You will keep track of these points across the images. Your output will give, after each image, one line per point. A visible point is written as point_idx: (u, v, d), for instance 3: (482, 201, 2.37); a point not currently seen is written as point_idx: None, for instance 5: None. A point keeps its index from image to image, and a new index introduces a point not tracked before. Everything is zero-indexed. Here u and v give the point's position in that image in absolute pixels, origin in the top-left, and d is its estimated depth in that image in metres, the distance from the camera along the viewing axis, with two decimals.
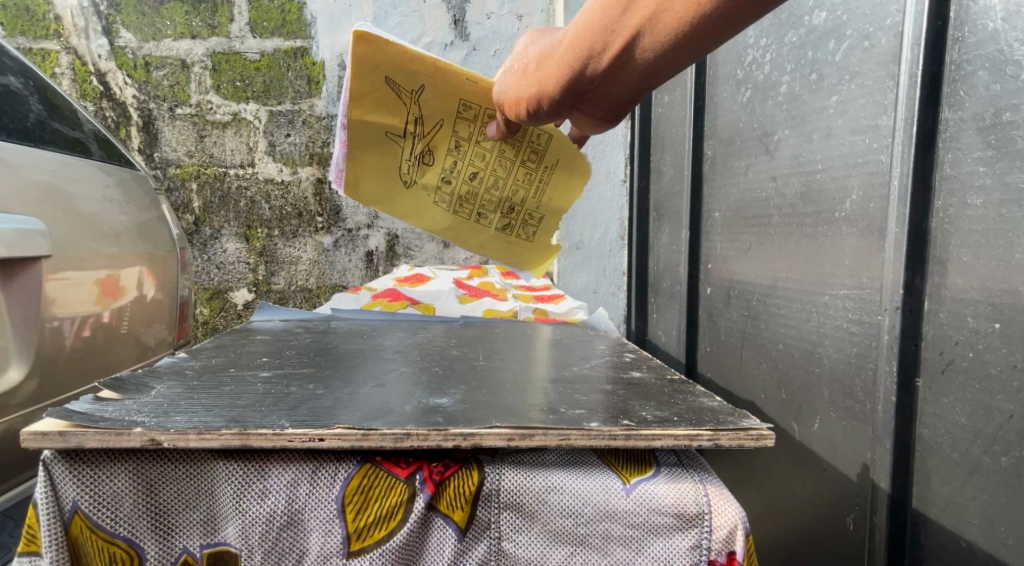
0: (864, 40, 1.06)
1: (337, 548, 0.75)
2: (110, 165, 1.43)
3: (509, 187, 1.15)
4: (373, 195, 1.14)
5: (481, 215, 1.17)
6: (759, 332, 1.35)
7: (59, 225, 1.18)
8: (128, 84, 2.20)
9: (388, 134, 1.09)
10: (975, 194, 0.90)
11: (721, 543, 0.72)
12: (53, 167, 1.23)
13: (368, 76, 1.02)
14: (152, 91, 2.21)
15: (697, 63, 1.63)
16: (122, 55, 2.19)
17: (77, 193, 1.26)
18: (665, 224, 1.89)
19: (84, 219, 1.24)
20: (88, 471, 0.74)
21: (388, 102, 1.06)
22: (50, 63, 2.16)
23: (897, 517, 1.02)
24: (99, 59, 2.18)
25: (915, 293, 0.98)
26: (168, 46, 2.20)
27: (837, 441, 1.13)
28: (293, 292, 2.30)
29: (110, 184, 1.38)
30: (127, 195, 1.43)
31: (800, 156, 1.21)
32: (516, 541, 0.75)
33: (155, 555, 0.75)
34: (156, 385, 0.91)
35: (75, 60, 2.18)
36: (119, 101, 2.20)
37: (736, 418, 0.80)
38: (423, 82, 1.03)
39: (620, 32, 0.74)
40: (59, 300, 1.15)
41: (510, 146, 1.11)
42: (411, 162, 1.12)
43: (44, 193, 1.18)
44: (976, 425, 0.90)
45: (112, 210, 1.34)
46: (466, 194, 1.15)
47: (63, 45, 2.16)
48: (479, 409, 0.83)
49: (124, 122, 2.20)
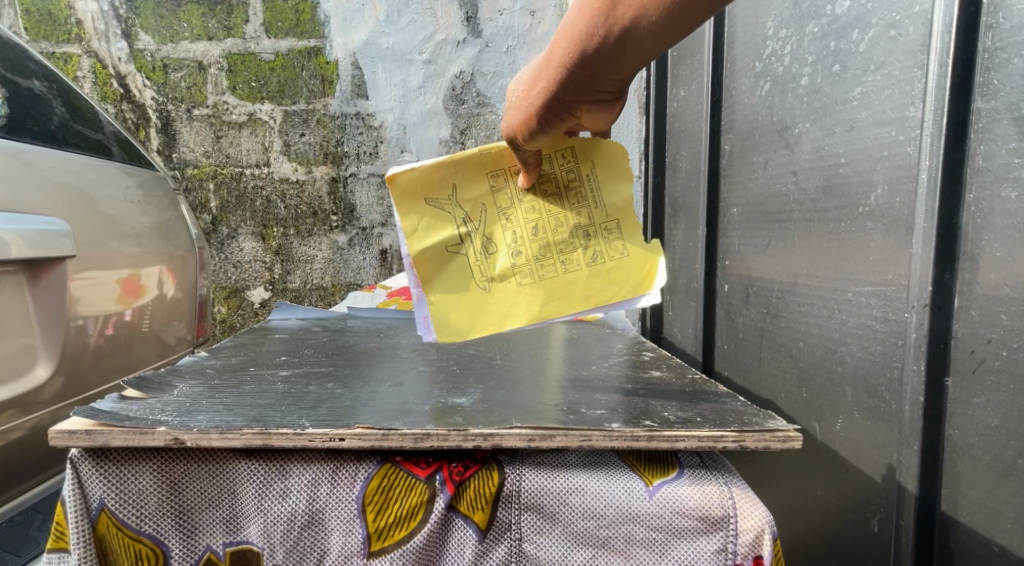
0: (891, 29, 1.04)
1: (358, 548, 0.74)
2: (131, 166, 1.44)
3: (572, 215, 0.97)
4: (463, 325, 0.95)
5: (565, 265, 0.97)
6: (779, 330, 1.33)
7: (84, 226, 1.19)
8: (146, 86, 2.21)
9: (449, 249, 0.96)
10: (1010, 187, 0.88)
11: (748, 547, 0.71)
12: (77, 169, 1.24)
13: (409, 211, 0.95)
14: (170, 93, 2.22)
15: (715, 58, 1.61)
16: (141, 57, 2.20)
17: (101, 194, 1.27)
18: (681, 221, 1.87)
19: (107, 220, 1.25)
20: (114, 469, 0.75)
21: (432, 219, 0.96)
22: (72, 66, 2.18)
23: (925, 520, 1.00)
24: (119, 62, 2.20)
25: (945, 289, 0.96)
26: (185, 47, 2.21)
27: (861, 441, 1.11)
28: (308, 290, 2.31)
29: (131, 185, 1.39)
30: (147, 196, 1.43)
31: (821, 149, 1.19)
32: (537, 543, 0.74)
33: (180, 553, 0.75)
34: (178, 384, 0.91)
35: (96, 63, 2.19)
36: (138, 103, 2.22)
37: (762, 419, 0.79)
38: (451, 181, 0.95)
39: (612, 26, 0.72)
40: (82, 299, 1.16)
41: (546, 182, 0.97)
42: (481, 256, 0.97)
43: (68, 195, 1.19)
44: (1010, 426, 0.88)
45: (133, 210, 1.35)
46: (545, 246, 0.97)
47: (85, 49, 2.18)
48: (499, 409, 0.83)
49: (143, 123, 2.22)
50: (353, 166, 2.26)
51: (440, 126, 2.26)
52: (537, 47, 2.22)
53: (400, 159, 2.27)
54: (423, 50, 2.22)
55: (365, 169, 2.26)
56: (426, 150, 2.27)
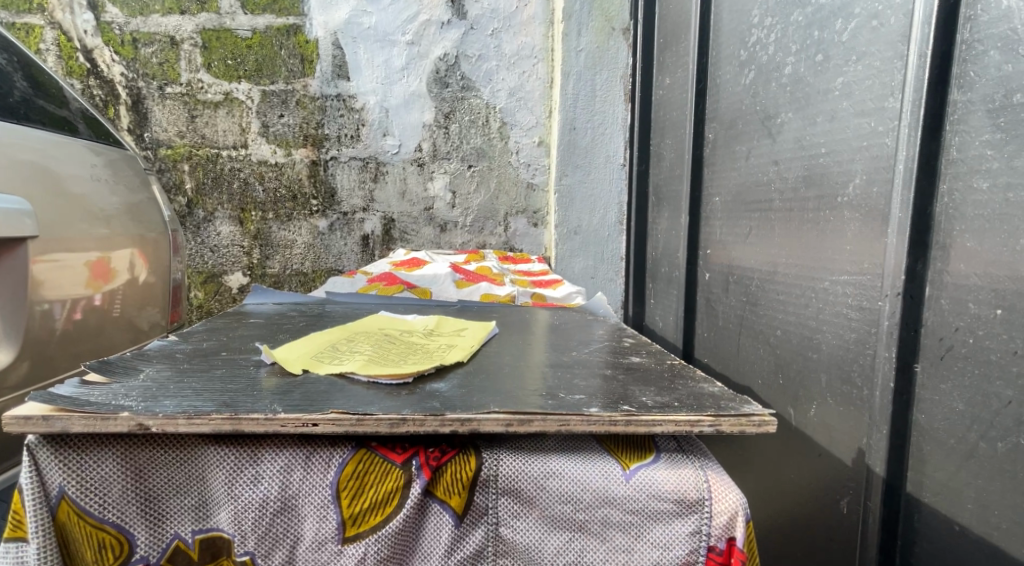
0: (873, 19, 1.05)
1: (332, 533, 0.74)
2: (98, 145, 1.41)
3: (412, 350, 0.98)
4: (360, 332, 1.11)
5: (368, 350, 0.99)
6: (758, 318, 1.35)
7: (47, 206, 1.16)
8: (116, 62, 2.17)
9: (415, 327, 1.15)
10: (982, 177, 0.89)
11: (721, 529, 0.72)
12: (40, 146, 1.21)
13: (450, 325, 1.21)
14: (140, 69, 2.17)
15: (700, 45, 1.61)
16: (109, 31, 2.16)
17: (67, 173, 1.25)
18: (664, 210, 1.88)
19: (72, 201, 1.23)
20: (75, 457, 0.73)
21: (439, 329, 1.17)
22: (34, 38, 2.12)
23: (892, 501, 1.02)
24: (85, 35, 2.15)
25: (917, 279, 0.97)
26: (157, 22, 2.17)
27: (834, 427, 1.13)
28: (288, 276, 2.28)
29: (99, 164, 1.37)
30: (116, 176, 1.41)
31: (803, 139, 1.20)
32: (514, 527, 0.75)
33: (146, 541, 0.75)
34: (145, 368, 0.90)
35: (60, 35, 2.14)
36: (106, 79, 2.17)
37: (738, 404, 0.80)
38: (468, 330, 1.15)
39: None
40: (48, 282, 1.14)
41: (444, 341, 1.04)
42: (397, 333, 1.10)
43: (31, 173, 1.16)
44: (973, 411, 0.90)
45: (101, 191, 1.33)
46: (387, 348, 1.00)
47: (47, 20, 2.13)
48: (476, 394, 0.83)
49: (112, 100, 2.17)
50: (334, 149, 2.24)
51: (424, 109, 2.24)
52: (523, 31, 2.23)
53: (382, 143, 2.24)
54: (407, 31, 2.21)
55: (346, 153, 2.24)
56: (409, 134, 2.25)
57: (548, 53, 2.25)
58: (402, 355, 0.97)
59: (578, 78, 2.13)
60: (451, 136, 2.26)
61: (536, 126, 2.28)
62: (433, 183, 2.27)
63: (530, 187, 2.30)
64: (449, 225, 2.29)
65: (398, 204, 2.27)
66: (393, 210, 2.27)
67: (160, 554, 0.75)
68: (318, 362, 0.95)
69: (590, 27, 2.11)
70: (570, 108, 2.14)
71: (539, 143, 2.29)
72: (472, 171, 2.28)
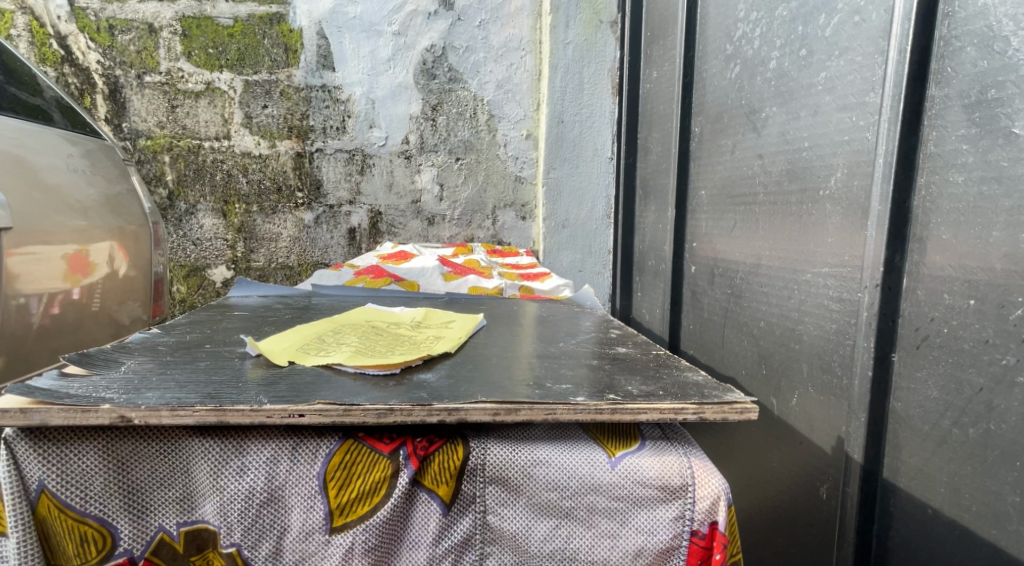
0: (854, 15, 1.06)
1: (319, 524, 0.75)
2: (74, 134, 1.41)
3: (409, 346, 0.99)
4: (360, 322, 1.14)
5: (365, 341, 1.01)
6: (742, 310, 1.37)
7: (23, 197, 1.16)
8: (91, 49, 2.15)
9: (412, 319, 1.17)
10: (958, 171, 0.90)
11: (704, 514, 0.74)
12: (13, 136, 1.21)
13: (444, 316, 1.23)
14: (117, 57, 2.15)
15: (687, 37, 1.62)
16: (84, 17, 2.13)
17: (42, 163, 1.24)
18: (651, 203, 1.89)
19: (48, 192, 1.22)
20: (54, 450, 0.73)
21: (433, 320, 1.18)
22: (6, 24, 2.10)
23: (869, 486, 1.04)
24: (59, 21, 2.13)
25: (894, 271, 0.99)
26: (134, 8, 2.14)
27: (814, 415, 1.15)
28: (273, 269, 2.27)
29: (75, 153, 1.37)
30: (93, 166, 1.41)
31: (787, 133, 1.22)
32: (501, 515, 0.76)
33: (129, 534, 0.75)
34: (126, 360, 0.90)
35: (32, 21, 2.12)
36: (82, 67, 2.15)
37: (721, 392, 0.81)
38: (457, 322, 1.18)
39: None
40: (23, 275, 1.13)
41: (439, 337, 1.06)
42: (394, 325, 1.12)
43: (4, 162, 1.15)
44: (947, 398, 0.92)
45: (78, 182, 1.32)
46: (383, 341, 1.01)
47: (18, 5, 2.10)
48: (464, 384, 0.84)
49: (88, 89, 2.15)
50: (320, 141, 2.23)
51: (411, 100, 2.24)
52: (510, 22, 2.22)
53: (368, 134, 2.23)
54: (393, 22, 2.20)
55: (331, 144, 2.23)
56: (396, 125, 2.24)
57: (535, 44, 2.25)
58: (389, 346, 0.98)
59: (566, 72, 2.15)
60: (438, 128, 2.26)
61: (523, 119, 2.29)
62: (420, 176, 2.27)
63: (519, 179, 2.31)
64: (437, 218, 2.29)
65: (385, 197, 2.27)
66: (380, 203, 2.27)
67: (144, 548, 0.75)
68: (305, 353, 0.95)
69: (578, 19, 2.13)
70: (558, 101, 2.17)
71: (527, 135, 2.29)
72: (460, 164, 2.28)
